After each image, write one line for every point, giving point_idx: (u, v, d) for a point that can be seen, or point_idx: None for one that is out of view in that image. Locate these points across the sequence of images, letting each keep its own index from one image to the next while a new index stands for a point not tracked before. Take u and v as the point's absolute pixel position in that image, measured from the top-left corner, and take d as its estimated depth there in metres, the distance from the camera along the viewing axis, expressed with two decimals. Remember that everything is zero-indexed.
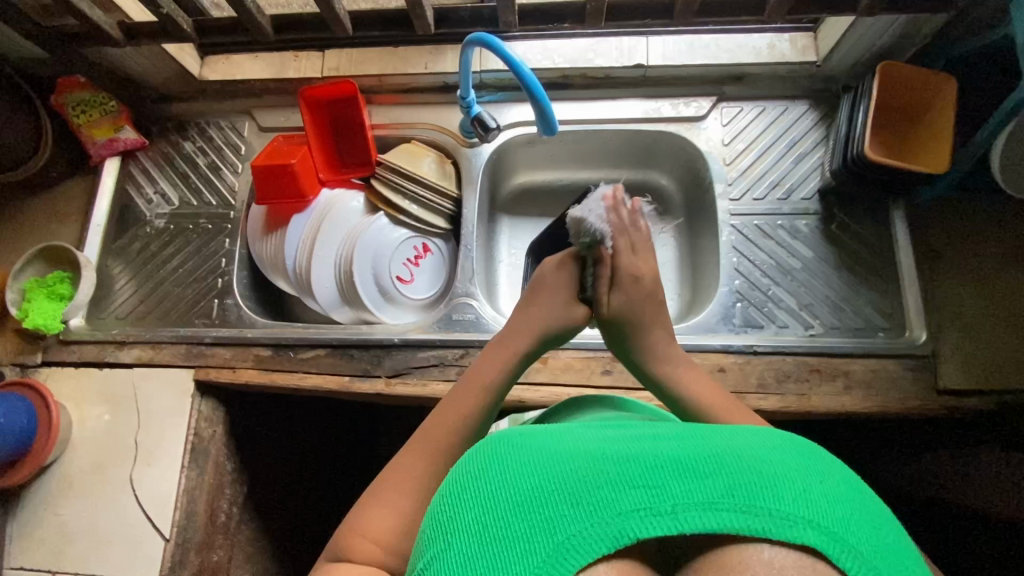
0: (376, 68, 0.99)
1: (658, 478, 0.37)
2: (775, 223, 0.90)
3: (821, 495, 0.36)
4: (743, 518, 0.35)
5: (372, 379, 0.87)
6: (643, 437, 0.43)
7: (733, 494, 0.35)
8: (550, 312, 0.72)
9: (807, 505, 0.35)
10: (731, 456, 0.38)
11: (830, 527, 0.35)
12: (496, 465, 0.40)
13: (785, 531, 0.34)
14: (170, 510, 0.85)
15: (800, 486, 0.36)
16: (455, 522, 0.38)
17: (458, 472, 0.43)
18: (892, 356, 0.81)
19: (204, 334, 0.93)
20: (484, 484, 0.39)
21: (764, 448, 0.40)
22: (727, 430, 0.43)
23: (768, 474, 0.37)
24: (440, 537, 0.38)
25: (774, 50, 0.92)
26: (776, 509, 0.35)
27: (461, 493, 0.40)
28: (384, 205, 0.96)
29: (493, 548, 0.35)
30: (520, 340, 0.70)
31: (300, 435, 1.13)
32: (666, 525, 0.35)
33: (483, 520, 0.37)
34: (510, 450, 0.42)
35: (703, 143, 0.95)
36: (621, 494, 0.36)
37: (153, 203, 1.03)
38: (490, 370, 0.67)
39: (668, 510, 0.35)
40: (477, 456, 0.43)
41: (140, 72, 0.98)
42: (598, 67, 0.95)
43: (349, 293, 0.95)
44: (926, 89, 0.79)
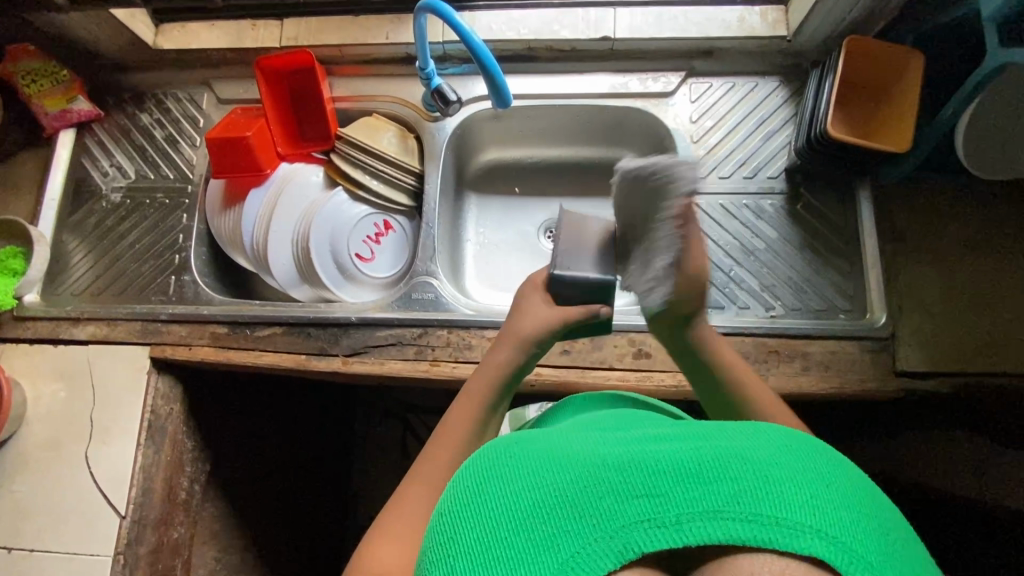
0: (336, 38, 0.95)
1: (662, 485, 0.36)
2: (740, 203, 0.89)
3: (828, 501, 0.36)
4: (749, 528, 0.34)
5: (329, 358, 0.86)
6: (648, 437, 0.42)
7: (738, 502, 0.35)
8: (528, 323, 0.67)
9: (815, 513, 0.35)
10: (736, 457, 0.37)
11: (839, 536, 0.34)
12: (497, 479, 0.40)
13: (793, 541, 0.34)
14: (125, 488, 0.85)
15: (806, 491, 0.36)
16: (459, 541, 0.38)
17: (458, 486, 0.43)
18: (849, 338, 0.81)
19: (160, 311, 0.92)
20: (487, 498, 0.39)
21: (769, 448, 0.38)
22: (730, 430, 0.42)
23: (773, 479, 0.36)
24: (445, 555, 0.38)
25: (744, 24, 0.90)
26: (782, 518, 0.34)
27: (462, 506, 0.40)
28: (344, 181, 0.94)
29: (497, 567, 0.36)
30: (506, 345, 0.67)
31: (265, 413, 1.12)
32: (672, 537, 0.35)
33: (487, 538, 0.37)
34: (511, 459, 0.42)
35: (670, 119, 0.93)
36: (625, 505, 0.36)
37: (109, 176, 1.01)
38: (483, 382, 0.66)
39: (673, 520, 0.35)
40: (477, 468, 0.43)
41: (91, 39, 0.94)
42: (564, 39, 0.92)
43: (308, 270, 0.94)
44: (892, 66, 0.77)
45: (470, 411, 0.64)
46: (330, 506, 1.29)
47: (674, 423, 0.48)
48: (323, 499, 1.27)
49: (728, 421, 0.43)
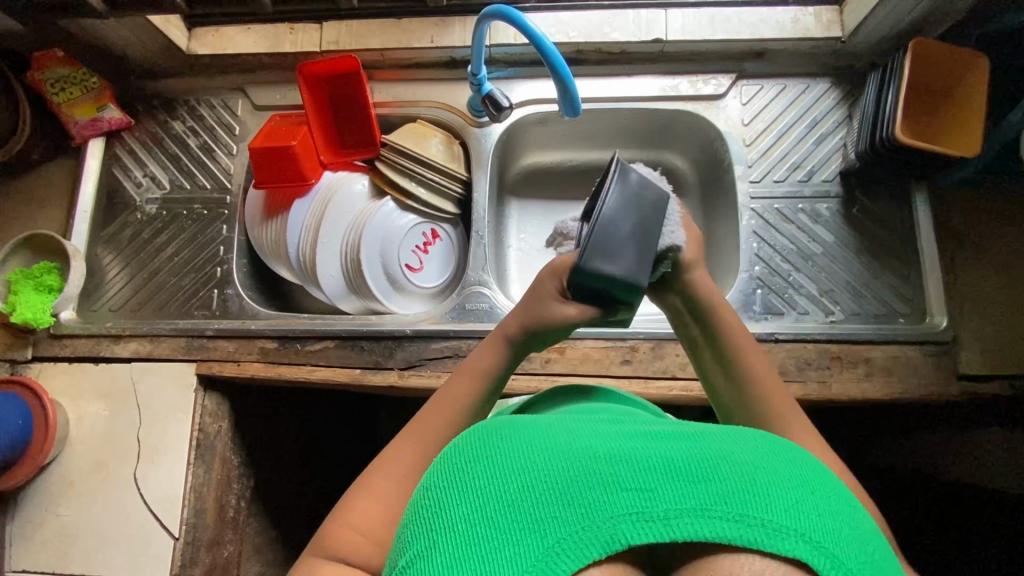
0: (379, 42, 0.93)
1: (650, 481, 0.34)
2: (796, 206, 0.88)
3: (814, 506, 0.34)
4: (735, 528, 0.32)
5: (384, 372, 0.85)
6: (637, 433, 0.40)
7: (726, 501, 0.33)
8: (536, 305, 0.58)
9: (802, 516, 0.33)
10: (724, 459, 0.35)
11: (825, 541, 0.32)
12: (484, 460, 0.37)
13: (779, 543, 0.31)
14: (176, 508, 0.83)
15: (795, 496, 0.34)
16: (439, 520, 0.35)
17: (443, 464, 0.40)
18: (913, 342, 0.81)
19: (205, 326, 0.89)
20: (471, 476, 0.36)
21: (759, 453, 0.37)
22: (717, 431, 0.40)
23: (762, 483, 0.34)
24: (424, 536, 0.35)
25: (798, 25, 0.88)
26: (769, 521, 0.32)
27: (444, 485, 0.37)
28: (391, 190, 0.92)
29: (477, 548, 0.32)
30: (510, 326, 0.59)
31: (308, 425, 1.10)
32: (656, 531, 0.32)
33: (472, 515, 0.34)
34: (498, 439, 0.39)
35: (722, 122, 0.92)
36: (613, 496, 0.33)
37: (142, 186, 0.98)
38: (483, 363, 0.59)
39: (659, 515, 0.32)
40: (461, 448, 0.39)
41: (123, 45, 0.91)
42: (614, 42, 0.90)
43: (356, 282, 0.92)
44: (957, 69, 0.76)
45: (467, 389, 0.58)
46: None
47: (661, 422, 0.46)
48: None
49: (714, 424, 0.41)
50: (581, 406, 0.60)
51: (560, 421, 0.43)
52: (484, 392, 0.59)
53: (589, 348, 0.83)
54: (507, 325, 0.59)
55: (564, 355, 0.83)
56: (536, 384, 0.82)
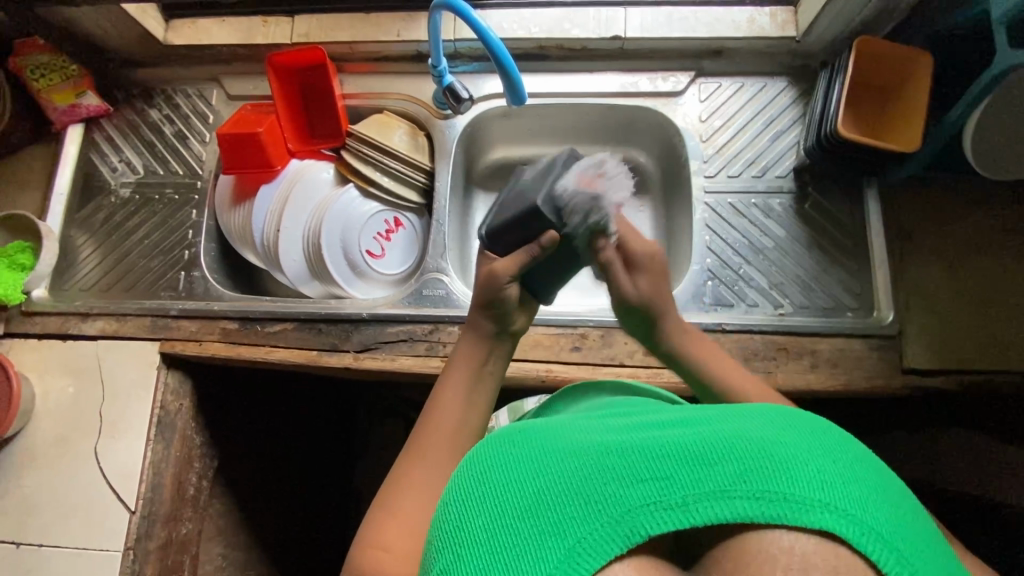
0: (347, 35, 0.96)
1: (666, 469, 0.36)
2: (749, 201, 0.90)
3: (837, 475, 0.35)
4: (757, 507, 0.34)
5: (340, 354, 0.86)
6: (648, 425, 0.42)
7: (745, 481, 0.35)
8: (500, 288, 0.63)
9: (822, 486, 0.35)
10: (740, 438, 0.37)
11: (848, 508, 0.34)
12: (502, 473, 0.40)
13: (803, 515, 0.33)
14: (134, 483, 0.85)
15: (815, 466, 0.35)
16: (465, 533, 0.38)
17: (463, 477, 0.43)
18: (858, 335, 0.82)
19: (169, 307, 0.92)
20: (492, 486, 0.40)
21: (773, 427, 0.38)
22: (731, 411, 0.41)
23: (778, 456, 0.36)
24: (452, 546, 0.38)
25: (753, 24, 0.90)
26: (790, 494, 0.34)
27: (468, 495, 0.40)
28: (355, 178, 0.94)
29: (504, 557, 0.35)
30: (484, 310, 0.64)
31: (272, 408, 1.12)
32: (677, 519, 0.35)
33: (495, 525, 0.37)
34: (514, 448, 0.42)
35: (679, 119, 0.94)
36: (630, 489, 0.36)
37: (117, 171, 1.01)
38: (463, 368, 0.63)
39: (679, 501, 0.35)
40: (479, 460, 0.43)
41: (102, 34, 0.94)
42: (574, 38, 0.93)
43: (318, 267, 0.94)
44: (902, 67, 0.78)
45: (460, 389, 0.61)
46: (337, 503, 1.28)
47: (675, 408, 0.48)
48: (332, 496, 1.27)
49: (727, 406, 0.43)
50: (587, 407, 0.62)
51: (574, 421, 0.46)
52: (475, 383, 0.62)
53: (541, 335, 0.85)
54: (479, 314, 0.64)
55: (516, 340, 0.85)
56: None
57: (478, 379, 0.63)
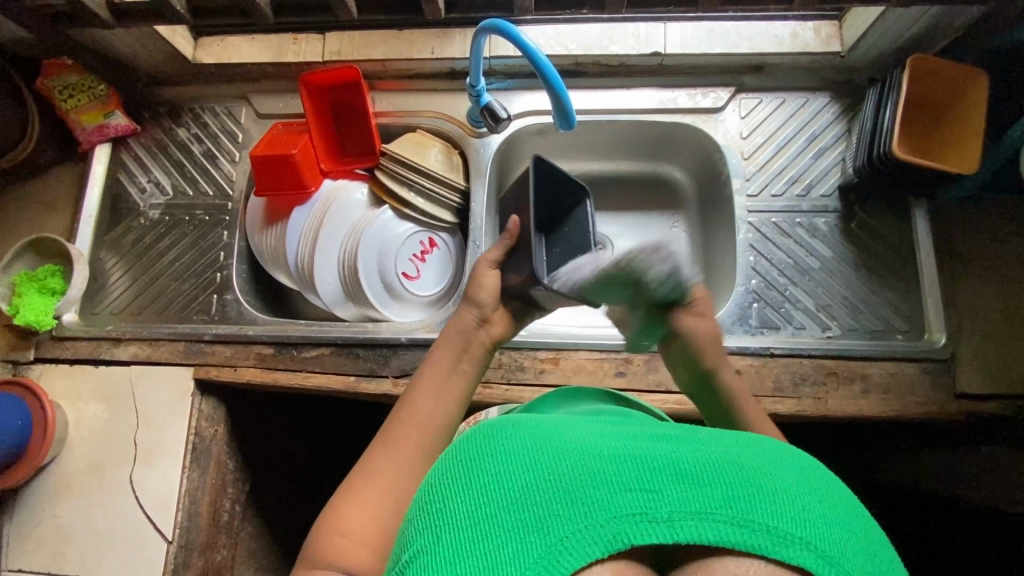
0: (380, 53, 0.94)
1: (657, 481, 0.34)
2: (793, 220, 0.88)
3: (820, 514, 0.34)
4: (738, 532, 0.33)
5: (379, 379, 0.85)
6: (641, 433, 0.40)
7: (732, 505, 0.33)
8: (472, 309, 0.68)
9: (807, 525, 0.33)
10: (732, 462, 0.35)
11: (829, 550, 0.33)
12: (486, 459, 0.37)
13: (783, 549, 0.32)
14: (170, 512, 0.83)
15: (802, 503, 0.34)
16: (442, 516, 0.35)
17: (447, 460, 0.40)
18: (910, 359, 0.80)
19: (203, 331, 0.90)
20: (475, 472, 0.37)
21: (765, 457, 0.37)
22: (723, 432, 0.40)
23: (767, 487, 0.34)
24: (426, 528, 0.36)
25: (797, 40, 0.89)
26: (773, 527, 0.33)
27: (448, 481, 0.38)
28: (389, 198, 0.93)
29: (482, 546, 0.33)
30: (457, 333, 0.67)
31: (303, 429, 1.10)
32: (661, 533, 0.33)
33: (473, 512, 0.35)
34: (502, 437, 0.39)
35: (720, 135, 0.92)
36: (618, 496, 0.33)
37: (146, 192, 0.99)
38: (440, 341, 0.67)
39: (664, 517, 0.33)
40: (466, 446, 0.40)
41: (130, 53, 0.93)
42: (612, 55, 0.91)
43: (353, 289, 0.93)
44: (958, 86, 0.76)
45: (442, 373, 0.64)
46: None
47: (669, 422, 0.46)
48: None
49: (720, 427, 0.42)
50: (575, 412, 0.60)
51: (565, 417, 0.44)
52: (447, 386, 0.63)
53: (584, 360, 0.83)
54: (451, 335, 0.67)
55: (559, 365, 0.83)
56: (529, 394, 0.82)
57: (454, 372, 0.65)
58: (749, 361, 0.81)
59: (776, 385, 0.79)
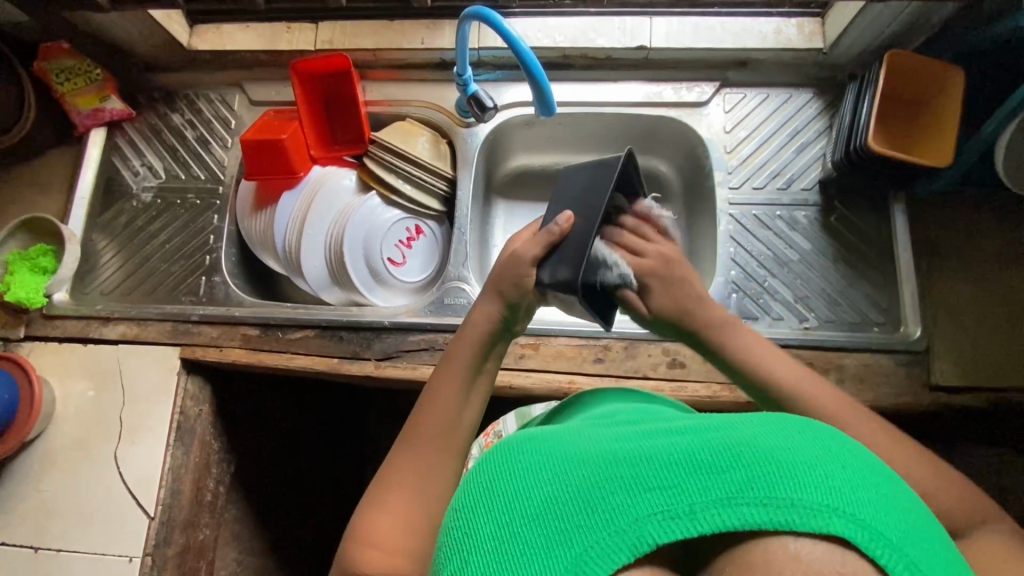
0: (371, 42, 0.95)
1: (674, 478, 0.35)
2: (774, 213, 0.89)
3: (844, 479, 0.34)
4: (763, 513, 0.32)
5: (362, 362, 0.86)
6: (657, 434, 0.41)
7: (753, 487, 0.33)
8: (479, 330, 0.60)
9: (830, 492, 0.33)
10: (745, 444, 0.36)
11: (860, 514, 0.32)
12: (511, 483, 0.39)
13: (812, 520, 0.32)
14: (154, 489, 0.84)
15: (823, 472, 0.34)
16: (472, 542, 0.37)
17: (472, 486, 0.42)
18: (885, 351, 0.81)
19: (191, 312, 0.92)
20: (499, 494, 0.39)
21: (779, 432, 0.37)
22: (734, 419, 0.40)
23: (785, 462, 0.34)
24: (459, 553, 0.38)
25: (780, 35, 0.90)
26: (799, 500, 0.33)
27: (474, 506, 0.40)
28: (377, 185, 0.94)
29: (511, 565, 0.34)
30: (464, 354, 0.60)
31: (288, 413, 1.11)
32: (684, 527, 0.33)
33: (500, 535, 0.36)
34: (523, 459, 0.41)
35: (703, 129, 0.93)
36: (639, 498, 0.34)
37: (139, 175, 1.01)
38: (470, 341, 0.60)
39: (685, 511, 0.34)
40: (488, 470, 0.42)
41: (126, 38, 0.95)
42: (599, 48, 0.93)
43: (339, 274, 0.94)
44: (934, 81, 0.77)
45: (451, 399, 0.59)
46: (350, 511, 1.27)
47: (688, 419, 0.47)
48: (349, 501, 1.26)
49: (737, 414, 0.42)
50: (594, 414, 0.60)
51: (583, 431, 0.45)
52: (461, 413, 0.59)
53: (564, 346, 0.85)
54: (457, 356, 0.60)
55: (539, 351, 0.84)
56: (509, 379, 0.83)
57: (465, 394, 0.59)
58: None
59: None
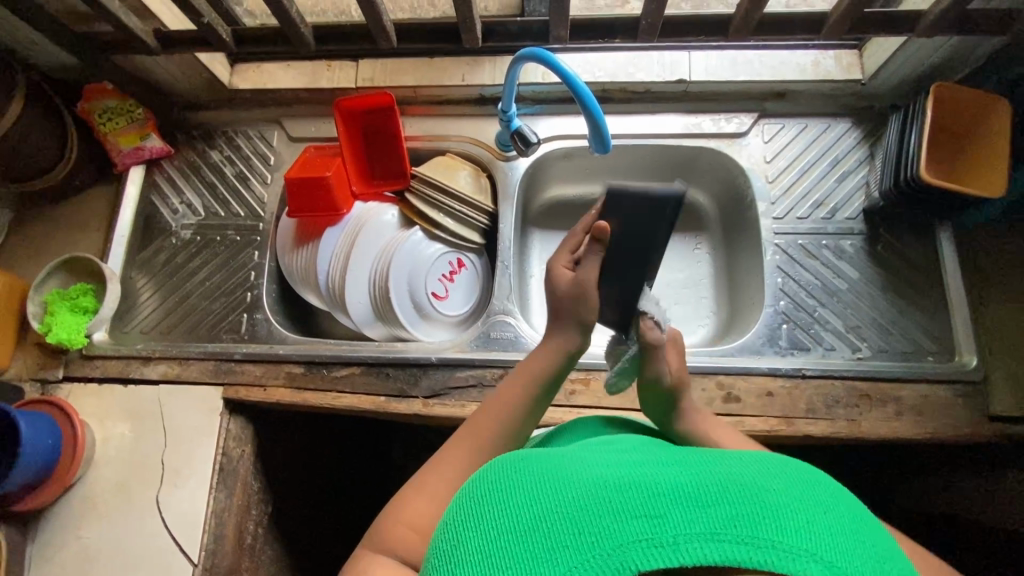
0: (412, 79, 0.96)
1: (661, 508, 0.34)
2: (820, 243, 0.89)
3: (825, 525, 0.34)
4: (744, 550, 0.32)
5: (409, 400, 0.85)
6: (646, 464, 0.41)
7: (736, 525, 0.33)
8: (552, 358, 0.64)
9: (811, 537, 0.33)
10: (734, 482, 0.36)
11: (837, 561, 0.33)
12: (499, 500, 0.39)
13: (790, 563, 0.32)
14: (197, 534, 0.82)
15: (805, 516, 0.34)
16: (458, 556, 0.37)
17: (461, 501, 0.42)
18: (942, 381, 0.80)
19: (233, 351, 0.91)
20: (488, 512, 0.39)
21: (767, 475, 0.38)
22: (724, 457, 0.41)
23: (770, 504, 0.35)
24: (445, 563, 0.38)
25: (819, 67, 0.91)
26: (781, 542, 0.33)
27: (463, 518, 0.40)
28: (419, 220, 0.94)
29: None
30: (534, 373, 0.64)
31: (322, 448, 1.10)
32: (667, 557, 0.33)
33: (486, 549, 0.37)
34: (511, 476, 0.41)
35: (744, 159, 0.94)
36: (624, 524, 0.34)
37: (178, 213, 1.01)
38: (544, 363, 0.64)
39: (669, 540, 0.33)
40: (479, 484, 0.42)
41: (169, 78, 0.96)
42: (638, 82, 0.94)
43: (383, 309, 0.94)
44: (982, 113, 0.78)
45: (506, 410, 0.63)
46: None
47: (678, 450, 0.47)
48: None
49: (728, 453, 0.42)
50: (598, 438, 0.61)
51: (575, 455, 0.46)
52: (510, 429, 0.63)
53: None
54: (529, 373, 0.64)
55: (590, 387, 0.83)
56: (560, 416, 0.82)
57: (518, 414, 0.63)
58: (781, 383, 0.81)
59: (808, 407, 0.79)
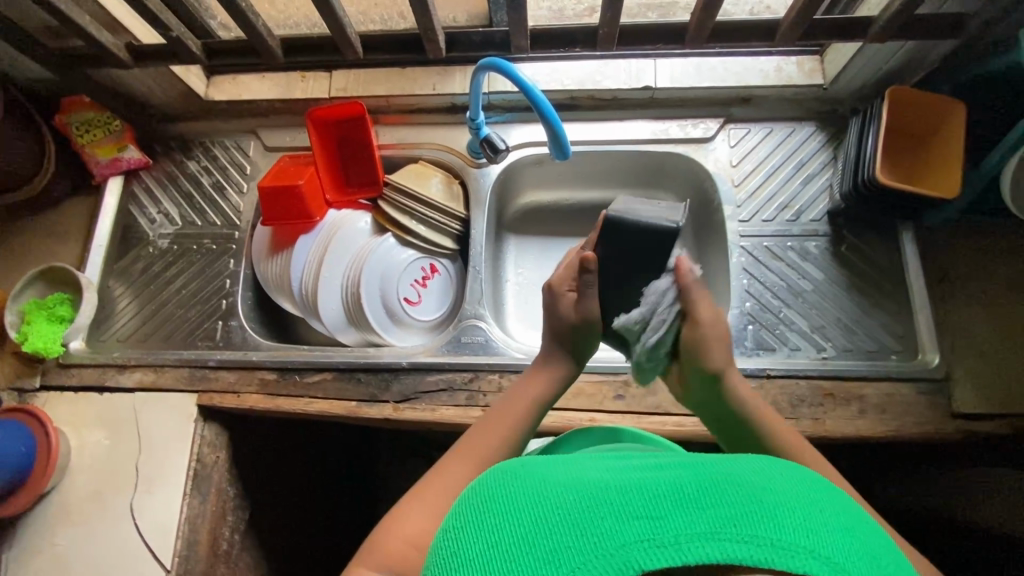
0: (384, 89, 0.98)
1: (662, 508, 0.35)
2: (785, 244, 0.90)
3: (821, 524, 0.35)
4: (744, 548, 0.33)
5: (380, 405, 0.86)
6: (646, 468, 0.42)
7: (735, 523, 0.34)
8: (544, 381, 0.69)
9: (807, 534, 0.34)
10: (732, 483, 0.37)
11: (833, 557, 0.33)
12: (500, 506, 0.40)
13: (788, 560, 0.32)
14: (170, 540, 0.83)
15: (800, 514, 0.35)
16: (460, 561, 0.37)
17: (461, 508, 0.42)
18: (904, 379, 0.81)
19: (208, 358, 0.92)
20: (488, 517, 0.39)
21: (763, 476, 0.38)
22: (720, 461, 0.42)
23: (766, 503, 0.35)
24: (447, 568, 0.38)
25: (781, 73, 0.93)
26: (779, 540, 0.33)
27: (464, 525, 0.40)
28: (391, 226, 0.96)
29: None
30: (523, 400, 0.67)
31: (301, 455, 1.10)
32: (671, 557, 0.33)
33: (489, 554, 0.36)
34: (513, 483, 0.42)
35: (710, 163, 0.95)
36: (626, 524, 0.35)
37: (156, 222, 1.02)
38: (535, 388, 0.68)
39: (671, 540, 0.33)
40: (478, 492, 0.42)
41: (145, 91, 0.98)
42: (605, 89, 0.95)
43: (356, 315, 0.95)
44: (937, 116, 0.79)
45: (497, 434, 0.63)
46: None
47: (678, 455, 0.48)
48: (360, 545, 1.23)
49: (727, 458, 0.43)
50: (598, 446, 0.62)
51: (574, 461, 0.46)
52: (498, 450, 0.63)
53: (583, 383, 0.84)
54: (519, 399, 0.67)
55: None
56: None
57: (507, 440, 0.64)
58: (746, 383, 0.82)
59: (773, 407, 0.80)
